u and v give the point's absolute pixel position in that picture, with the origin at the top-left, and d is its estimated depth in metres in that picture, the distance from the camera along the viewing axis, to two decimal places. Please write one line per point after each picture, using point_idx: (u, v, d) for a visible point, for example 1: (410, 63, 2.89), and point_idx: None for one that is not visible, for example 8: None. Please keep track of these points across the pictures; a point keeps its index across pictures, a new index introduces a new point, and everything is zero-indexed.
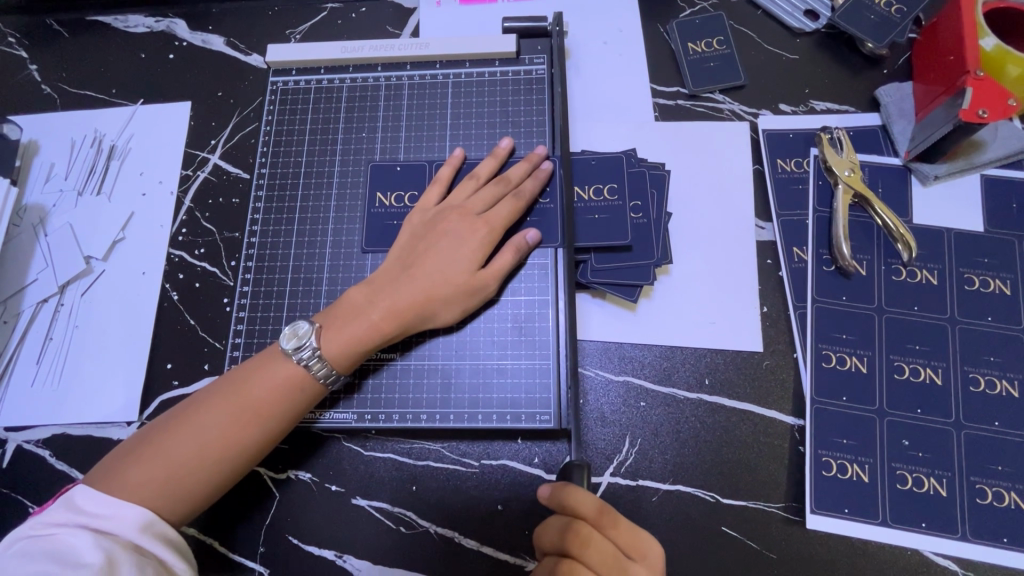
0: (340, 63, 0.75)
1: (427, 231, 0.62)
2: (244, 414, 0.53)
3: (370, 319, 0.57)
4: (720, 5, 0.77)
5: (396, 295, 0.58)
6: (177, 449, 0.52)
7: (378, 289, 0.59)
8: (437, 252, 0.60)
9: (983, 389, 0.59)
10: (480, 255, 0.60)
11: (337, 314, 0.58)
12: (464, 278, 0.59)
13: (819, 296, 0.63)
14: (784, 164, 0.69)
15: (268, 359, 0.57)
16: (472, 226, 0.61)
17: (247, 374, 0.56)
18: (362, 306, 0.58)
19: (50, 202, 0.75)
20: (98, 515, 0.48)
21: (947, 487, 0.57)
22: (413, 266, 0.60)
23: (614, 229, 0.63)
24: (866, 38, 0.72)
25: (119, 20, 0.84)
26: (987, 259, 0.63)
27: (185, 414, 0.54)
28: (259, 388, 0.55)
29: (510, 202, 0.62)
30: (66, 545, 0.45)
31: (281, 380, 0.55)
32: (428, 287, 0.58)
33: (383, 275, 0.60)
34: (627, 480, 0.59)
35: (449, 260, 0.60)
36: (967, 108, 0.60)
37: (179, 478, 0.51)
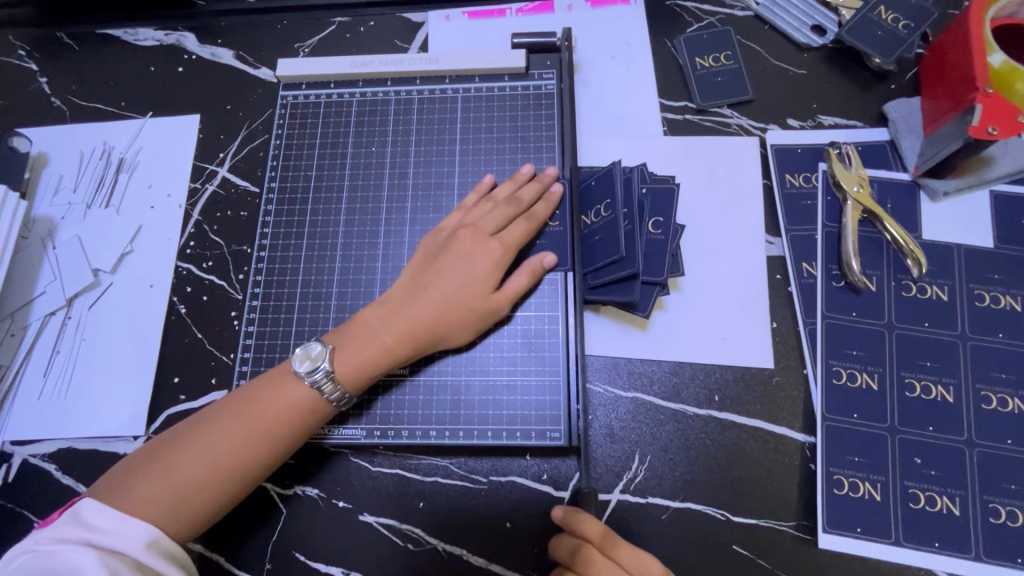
0: (350, 77, 0.75)
1: (439, 250, 0.62)
2: (255, 434, 0.53)
3: (383, 340, 0.57)
4: (727, 20, 0.77)
5: (410, 315, 0.58)
6: (190, 465, 0.52)
7: (394, 308, 0.59)
8: (450, 272, 0.60)
9: (996, 407, 0.59)
10: (493, 275, 0.60)
11: (354, 331, 0.58)
12: (478, 298, 0.59)
13: (829, 312, 0.63)
14: (792, 179, 0.69)
15: (283, 374, 0.57)
16: (485, 246, 0.61)
17: (259, 392, 0.55)
18: (378, 324, 0.58)
19: (58, 214, 0.75)
20: (105, 532, 0.48)
21: (960, 506, 0.56)
22: (429, 284, 0.60)
23: (604, 246, 0.62)
24: (874, 53, 0.72)
25: (129, 33, 0.85)
26: (997, 275, 0.63)
27: (197, 428, 0.54)
28: (271, 407, 0.54)
29: (522, 224, 0.62)
30: (73, 561, 0.45)
31: (294, 400, 0.55)
32: (441, 306, 0.58)
33: (399, 294, 0.60)
34: (637, 497, 0.59)
35: (463, 279, 0.59)
36: (977, 124, 0.60)
37: (192, 494, 0.51)
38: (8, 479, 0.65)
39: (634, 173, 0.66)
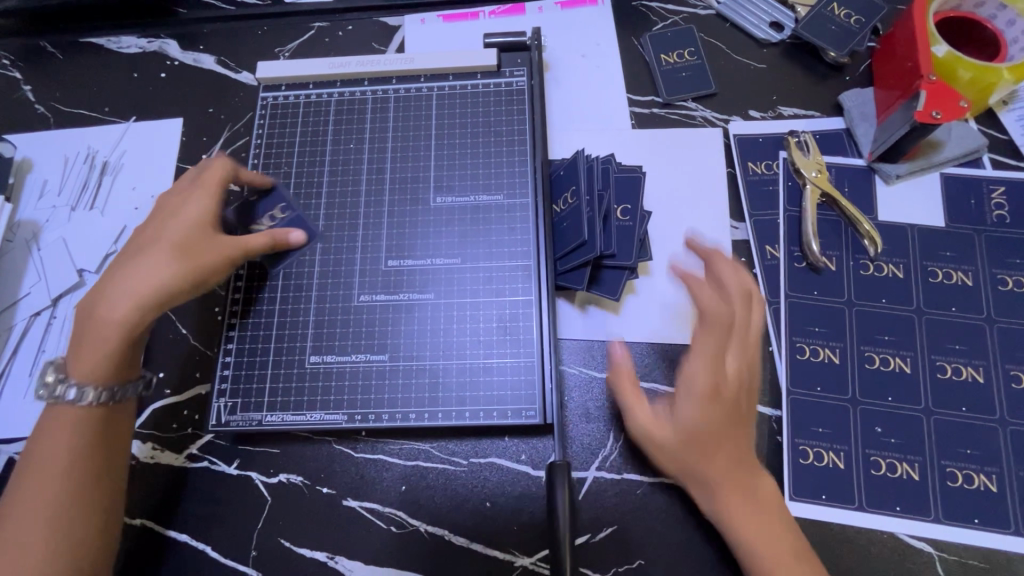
0: (328, 78, 0.77)
1: (145, 237, 0.61)
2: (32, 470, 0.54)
3: (97, 332, 0.57)
4: (691, 19, 0.81)
5: (136, 290, 0.57)
6: (49, 459, 0.54)
7: (112, 288, 0.58)
8: (134, 261, 0.59)
9: (950, 376, 0.62)
10: (173, 243, 0.59)
11: (109, 315, 0.57)
12: (158, 276, 0.58)
13: (791, 291, 0.66)
14: (754, 167, 0.72)
15: (102, 324, 0.57)
16: (155, 228, 0.61)
17: (36, 434, 0.56)
18: (103, 303, 0.58)
19: (43, 217, 0.77)
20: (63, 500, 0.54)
21: (919, 472, 0.59)
22: (117, 273, 0.59)
23: (571, 231, 0.66)
24: (829, 47, 0.76)
25: (112, 41, 0.87)
26: (949, 253, 0.67)
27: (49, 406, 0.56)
28: (103, 352, 0.57)
29: (197, 197, 0.63)
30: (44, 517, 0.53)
31: (48, 434, 0.55)
32: (153, 278, 0.58)
33: (148, 266, 0.59)
34: (612, 474, 0.61)
35: (148, 262, 0.58)
36: (922, 109, 0.63)
37: (83, 490, 0.54)
38: None
39: (600, 161, 0.69)
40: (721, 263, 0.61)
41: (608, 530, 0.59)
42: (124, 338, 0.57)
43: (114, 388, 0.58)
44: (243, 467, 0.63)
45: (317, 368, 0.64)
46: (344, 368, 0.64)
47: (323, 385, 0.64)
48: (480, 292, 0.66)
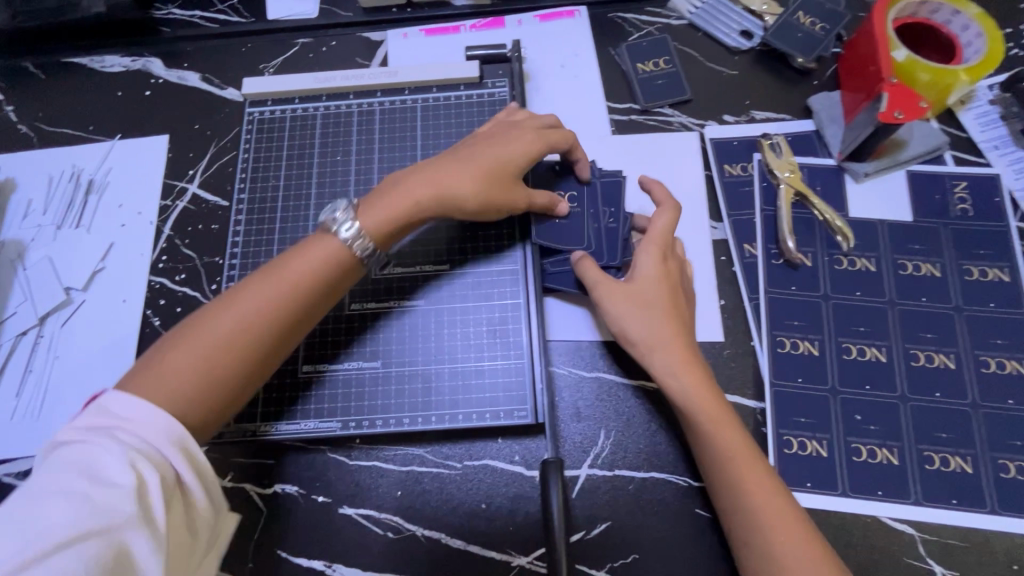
0: (313, 93, 0.79)
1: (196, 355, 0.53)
2: (213, 350, 0.54)
3: (171, 391, 0.51)
4: (665, 29, 0.84)
5: (248, 317, 0.55)
6: (214, 332, 0.54)
7: (394, 189, 0.63)
8: (220, 341, 0.54)
9: (924, 363, 0.65)
10: (261, 353, 0.55)
11: (213, 333, 0.54)
12: (251, 339, 0.55)
13: (770, 287, 0.68)
14: (730, 169, 0.75)
15: (200, 339, 0.54)
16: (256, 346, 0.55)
17: (179, 340, 0.55)
18: (406, 184, 0.62)
19: (28, 236, 0.76)
20: (133, 417, 0.49)
21: (898, 457, 0.61)
22: (235, 292, 0.57)
23: (569, 234, 0.67)
24: (796, 53, 0.79)
25: (95, 60, 0.87)
26: (917, 246, 0.70)
27: (151, 367, 0.52)
28: (199, 365, 0.53)
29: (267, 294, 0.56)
30: (94, 459, 0.46)
31: (249, 316, 0.55)
32: (253, 308, 0.56)
33: (316, 250, 0.59)
34: (604, 471, 0.62)
35: (253, 299, 0.56)
36: (885, 110, 0.66)
37: (218, 363, 0.54)
38: None
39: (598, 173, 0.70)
40: (652, 229, 0.65)
41: (602, 526, 0.60)
42: (231, 359, 0.54)
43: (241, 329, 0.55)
44: (237, 480, 0.63)
45: (310, 376, 0.65)
46: (337, 376, 0.65)
47: (316, 394, 0.64)
48: (469, 297, 0.67)
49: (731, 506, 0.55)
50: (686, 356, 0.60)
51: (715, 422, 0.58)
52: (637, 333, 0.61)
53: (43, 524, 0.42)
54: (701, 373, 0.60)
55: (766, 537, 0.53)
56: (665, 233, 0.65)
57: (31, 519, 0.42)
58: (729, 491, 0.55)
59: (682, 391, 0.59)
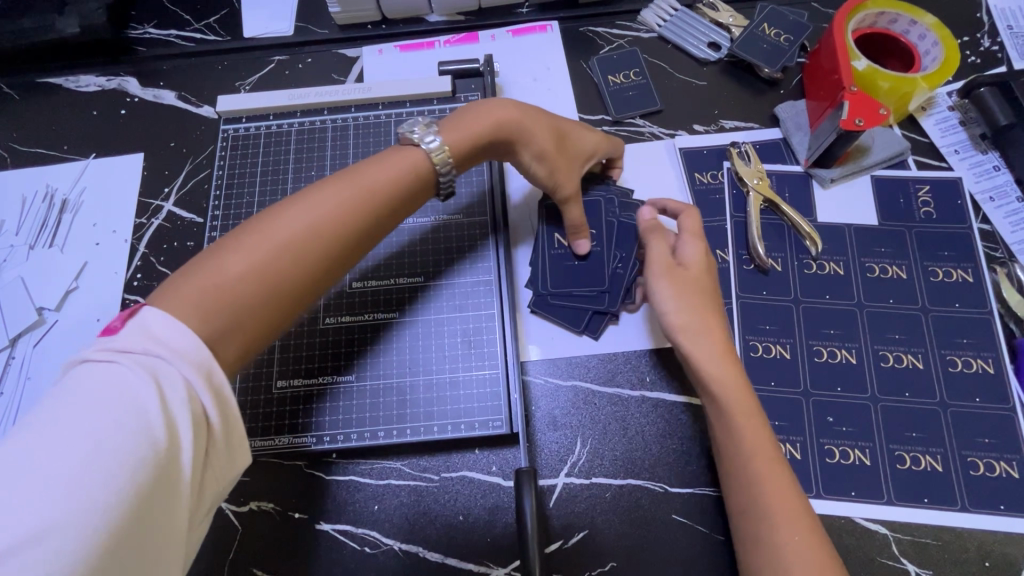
0: (289, 109, 0.79)
1: (285, 203, 0.53)
2: (269, 258, 0.49)
3: (246, 277, 0.48)
4: (634, 42, 0.86)
5: (317, 223, 0.52)
6: (274, 239, 0.50)
7: (466, 121, 0.63)
8: (299, 210, 0.52)
9: (893, 364, 0.66)
10: (365, 180, 0.56)
11: (281, 229, 0.50)
12: (329, 217, 0.52)
13: (742, 292, 0.70)
14: (701, 177, 0.76)
15: (267, 236, 0.50)
16: (338, 189, 0.54)
17: (223, 250, 0.49)
18: (478, 115, 0.63)
19: (0, 258, 0.76)
20: (172, 332, 0.43)
21: (870, 457, 0.62)
22: (305, 193, 0.54)
23: (582, 276, 0.68)
24: (762, 64, 0.81)
25: (70, 81, 0.87)
26: (883, 249, 0.71)
27: (207, 264, 0.48)
28: (261, 267, 0.48)
29: (348, 190, 0.54)
30: (117, 383, 0.41)
31: (303, 224, 0.51)
32: (319, 214, 0.52)
33: (390, 164, 0.58)
34: (581, 479, 0.62)
35: (323, 205, 0.53)
36: (846, 117, 0.68)
37: (268, 278, 0.49)
38: None
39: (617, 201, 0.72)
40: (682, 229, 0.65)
41: (580, 535, 0.60)
42: (292, 263, 0.50)
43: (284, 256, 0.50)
44: None
45: (286, 391, 0.65)
46: (314, 390, 0.65)
47: (292, 408, 0.64)
48: (445, 308, 0.67)
49: (747, 506, 0.53)
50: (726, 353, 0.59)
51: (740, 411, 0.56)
52: (675, 318, 0.60)
53: (59, 450, 0.37)
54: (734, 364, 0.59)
55: (769, 543, 0.51)
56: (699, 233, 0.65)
57: (50, 442, 0.38)
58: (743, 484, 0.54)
59: (720, 380, 0.58)
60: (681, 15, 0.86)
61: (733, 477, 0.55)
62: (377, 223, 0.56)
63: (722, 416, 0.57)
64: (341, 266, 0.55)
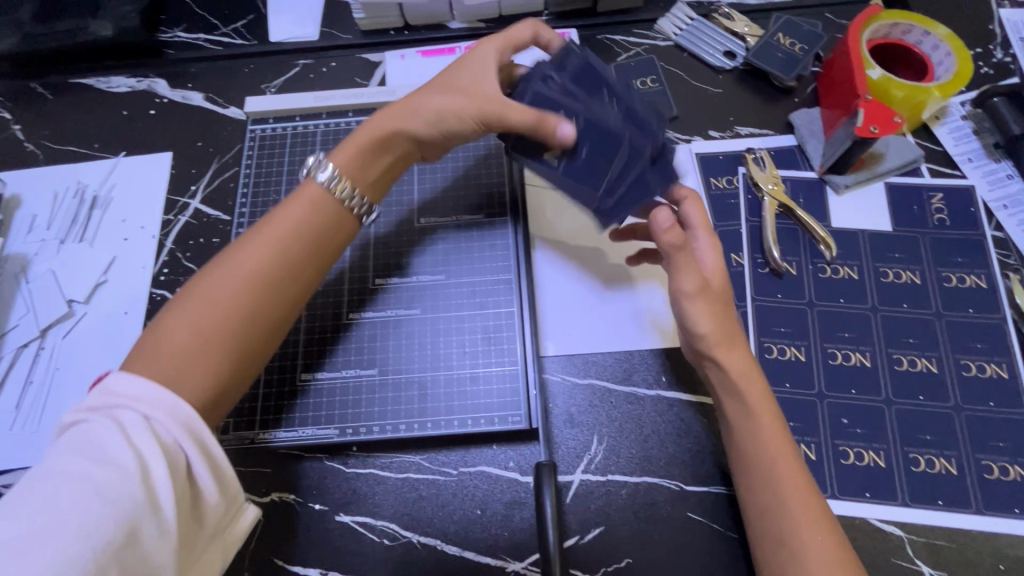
0: (314, 110, 0.82)
1: (218, 262, 0.56)
2: (212, 317, 0.53)
3: (192, 338, 0.52)
4: (651, 50, 0.88)
5: (247, 275, 0.55)
6: (212, 298, 0.53)
7: (395, 117, 0.65)
8: (228, 267, 0.55)
9: (907, 367, 0.66)
10: (292, 227, 0.58)
11: (214, 294, 0.54)
12: (260, 267, 0.56)
13: (757, 295, 0.71)
14: (716, 182, 0.77)
15: (204, 298, 0.53)
16: (263, 241, 0.57)
17: (169, 318, 0.53)
18: (402, 113, 0.65)
19: (32, 251, 0.78)
20: (139, 396, 0.48)
21: (884, 459, 0.63)
22: (225, 253, 0.57)
23: (585, 173, 0.61)
24: (777, 72, 0.82)
25: (101, 81, 0.90)
26: (897, 255, 0.72)
27: (156, 334, 0.52)
28: (203, 329, 0.52)
29: (276, 239, 0.58)
30: (102, 440, 0.45)
31: (237, 280, 0.55)
32: (249, 266, 0.56)
33: (298, 204, 0.60)
34: (597, 476, 0.63)
35: (248, 263, 0.56)
36: (860, 125, 0.69)
37: (211, 332, 0.53)
38: None
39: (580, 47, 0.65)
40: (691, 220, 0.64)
41: (596, 531, 0.61)
42: (231, 317, 0.54)
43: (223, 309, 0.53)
44: None
45: (310, 384, 0.66)
46: (336, 383, 0.66)
47: (315, 401, 0.66)
48: (464, 305, 0.69)
49: (769, 506, 0.54)
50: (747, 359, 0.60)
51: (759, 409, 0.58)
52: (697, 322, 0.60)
53: (50, 501, 0.42)
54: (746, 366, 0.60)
55: (789, 541, 0.52)
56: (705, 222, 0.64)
57: (44, 502, 0.42)
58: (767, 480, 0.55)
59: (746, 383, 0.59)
60: (697, 24, 0.88)
61: (754, 478, 0.55)
62: (306, 262, 0.59)
63: (745, 416, 0.58)
64: (287, 306, 0.57)
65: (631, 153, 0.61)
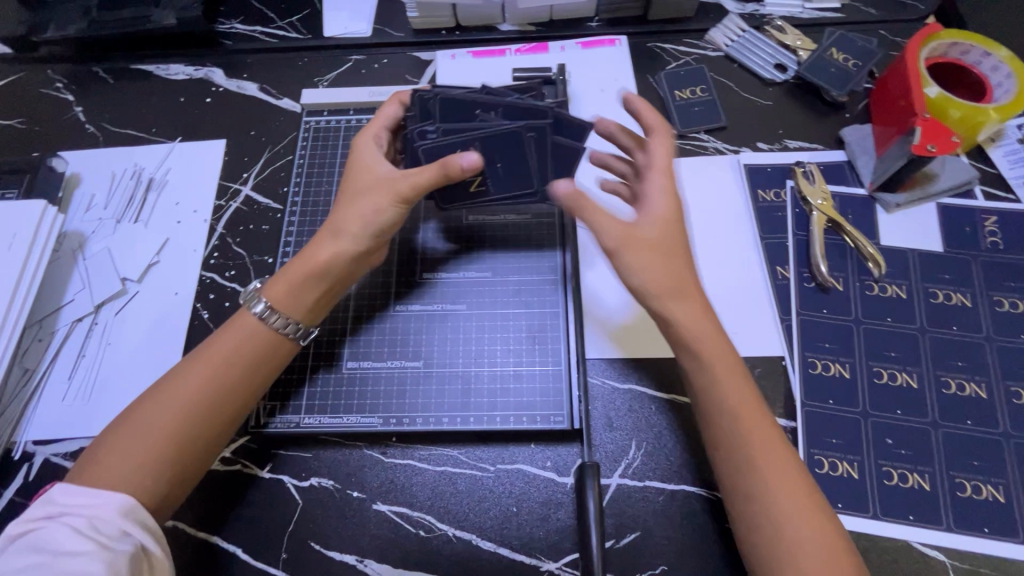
0: (368, 106, 0.84)
1: (164, 390, 0.58)
2: (131, 451, 0.55)
3: (121, 469, 0.54)
4: (701, 60, 0.88)
5: (157, 409, 0.57)
6: (132, 433, 0.56)
7: (332, 239, 0.64)
8: (165, 396, 0.57)
9: (955, 391, 0.65)
10: (228, 352, 0.60)
11: (162, 421, 0.56)
12: (189, 397, 0.57)
13: (802, 309, 0.70)
14: (764, 194, 0.77)
15: (125, 431, 0.56)
16: (198, 370, 0.59)
17: (109, 445, 0.56)
18: (324, 239, 0.64)
19: (89, 229, 0.80)
20: (90, 504, 0.52)
21: (929, 482, 0.62)
22: (167, 380, 0.59)
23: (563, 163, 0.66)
24: (830, 87, 0.82)
25: (161, 68, 0.93)
26: (948, 276, 0.71)
27: (100, 461, 0.55)
28: (123, 459, 0.54)
29: (228, 363, 0.60)
30: (53, 538, 0.49)
31: (162, 416, 0.56)
32: (171, 398, 0.57)
33: (232, 334, 0.61)
34: (635, 481, 0.63)
35: (180, 388, 0.58)
36: (918, 142, 0.69)
37: (146, 457, 0.55)
38: (29, 478, 0.68)
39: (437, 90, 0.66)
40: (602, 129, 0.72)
41: (631, 536, 0.61)
42: (171, 445, 0.56)
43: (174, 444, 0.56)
44: (274, 471, 0.65)
45: (355, 373, 0.67)
46: (381, 373, 0.67)
47: (359, 389, 0.67)
48: (510, 305, 0.70)
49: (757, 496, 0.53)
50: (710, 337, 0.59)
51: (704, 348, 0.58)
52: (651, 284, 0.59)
53: None
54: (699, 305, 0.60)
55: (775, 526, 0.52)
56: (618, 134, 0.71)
57: None
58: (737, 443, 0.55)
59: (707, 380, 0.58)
60: (749, 36, 0.88)
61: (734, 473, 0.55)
62: (251, 386, 0.61)
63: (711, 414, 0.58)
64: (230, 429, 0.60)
65: (533, 131, 0.63)
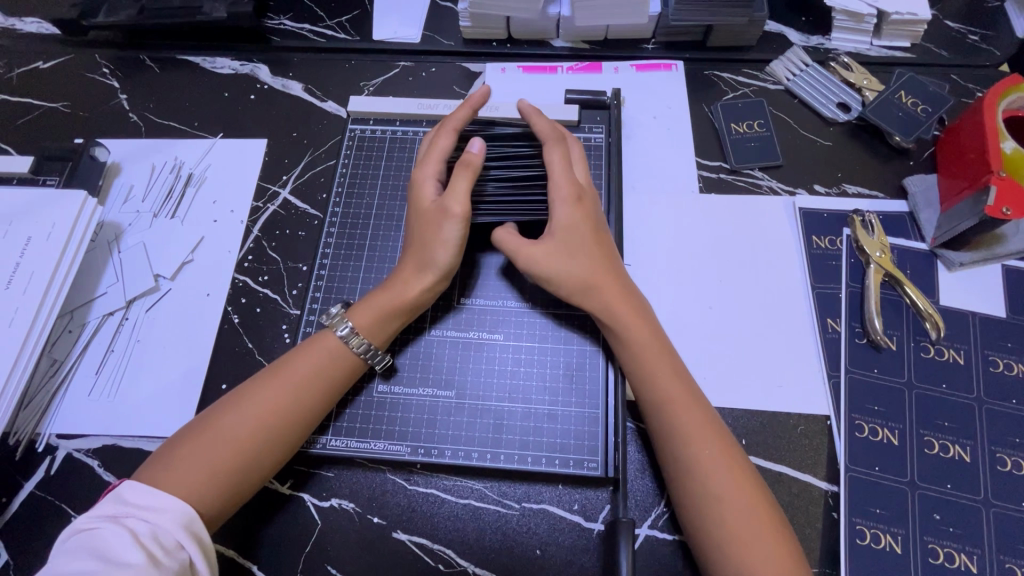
0: (415, 117, 0.82)
1: (237, 402, 0.58)
2: (201, 458, 0.55)
3: (189, 476, 0.54)
4: (760, 92, 0.85)
5: (231, 420, 0.57)
6: (205, 439, 0.56)
7: (419, 273, 0.63)
8: (241, 410, 0.57)
9: (1010, 469, 0.62)
10: (306, 372, 0.60)
11: (232, 434, 0.56)
12: (266, 413, 0.57)
13: (852, 367, 0.67)
14: (818, 241, 0.74)
15: (198, 439, 0.56)
16: (278, 387, 0.59)
17: (182, 447, 0.56)
18: (411, 272, 0.64)
19: (126, 221, 0.80)
20: (149, 508, 0.51)
21: (977, 565, 0.58)
22: (241, 393, 0.59)
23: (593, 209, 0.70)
24: (895, 132, 0.78)
25: (207, 61, 0.92)
26: (1010, 344, 0.67)
27: (167, 465, 0.54)
28: (198, 466, 0.54)
29: (302, 383, 0.59)
30: (111, 545, 0.47)
31: (232, 428, 0.56)
32: (249, 413, 0.57)
33: (315, 352, 0.61)
34: (666, 534, 0.60)
35: (257, 404, 0.58)
36: (992, 204, 0.65)
37: (217, 467, 0.55)
38: (50, 471, 0.67)
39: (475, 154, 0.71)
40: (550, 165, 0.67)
41: None
42: (239, 461, 0.56)
43: (242, 458, 0.56)
44: (295, 488, 0.64)
45: (385, 397, 0.66)
46: (411, 401, 0.66)
47: (388, 415, 0.65)
48: (549, 338, 0.68)
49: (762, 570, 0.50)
50: (704, 414, 0.58)
51: (648, 355, 0.60)
52: (642, 360, 0.60)
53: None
54: (645, 318, 0.63)
55: None
56: (568, 176, 0.66)
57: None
58: (685, 455, 0.56)
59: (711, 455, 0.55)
60: (813, 71, 0.84)
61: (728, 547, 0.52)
62: (322, 411, 0.60)
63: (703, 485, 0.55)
64: (291, 450, 0.59)
65: None
